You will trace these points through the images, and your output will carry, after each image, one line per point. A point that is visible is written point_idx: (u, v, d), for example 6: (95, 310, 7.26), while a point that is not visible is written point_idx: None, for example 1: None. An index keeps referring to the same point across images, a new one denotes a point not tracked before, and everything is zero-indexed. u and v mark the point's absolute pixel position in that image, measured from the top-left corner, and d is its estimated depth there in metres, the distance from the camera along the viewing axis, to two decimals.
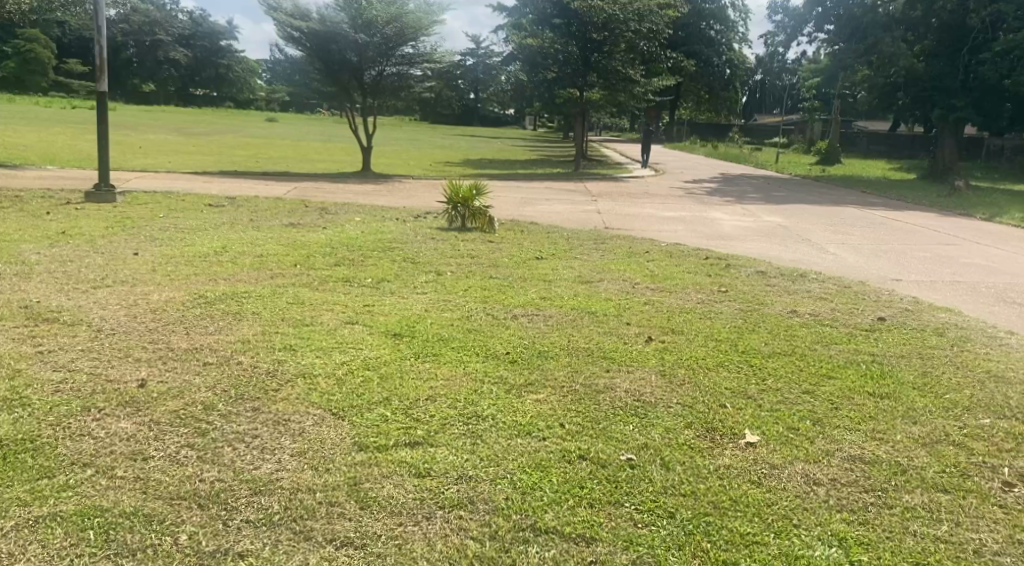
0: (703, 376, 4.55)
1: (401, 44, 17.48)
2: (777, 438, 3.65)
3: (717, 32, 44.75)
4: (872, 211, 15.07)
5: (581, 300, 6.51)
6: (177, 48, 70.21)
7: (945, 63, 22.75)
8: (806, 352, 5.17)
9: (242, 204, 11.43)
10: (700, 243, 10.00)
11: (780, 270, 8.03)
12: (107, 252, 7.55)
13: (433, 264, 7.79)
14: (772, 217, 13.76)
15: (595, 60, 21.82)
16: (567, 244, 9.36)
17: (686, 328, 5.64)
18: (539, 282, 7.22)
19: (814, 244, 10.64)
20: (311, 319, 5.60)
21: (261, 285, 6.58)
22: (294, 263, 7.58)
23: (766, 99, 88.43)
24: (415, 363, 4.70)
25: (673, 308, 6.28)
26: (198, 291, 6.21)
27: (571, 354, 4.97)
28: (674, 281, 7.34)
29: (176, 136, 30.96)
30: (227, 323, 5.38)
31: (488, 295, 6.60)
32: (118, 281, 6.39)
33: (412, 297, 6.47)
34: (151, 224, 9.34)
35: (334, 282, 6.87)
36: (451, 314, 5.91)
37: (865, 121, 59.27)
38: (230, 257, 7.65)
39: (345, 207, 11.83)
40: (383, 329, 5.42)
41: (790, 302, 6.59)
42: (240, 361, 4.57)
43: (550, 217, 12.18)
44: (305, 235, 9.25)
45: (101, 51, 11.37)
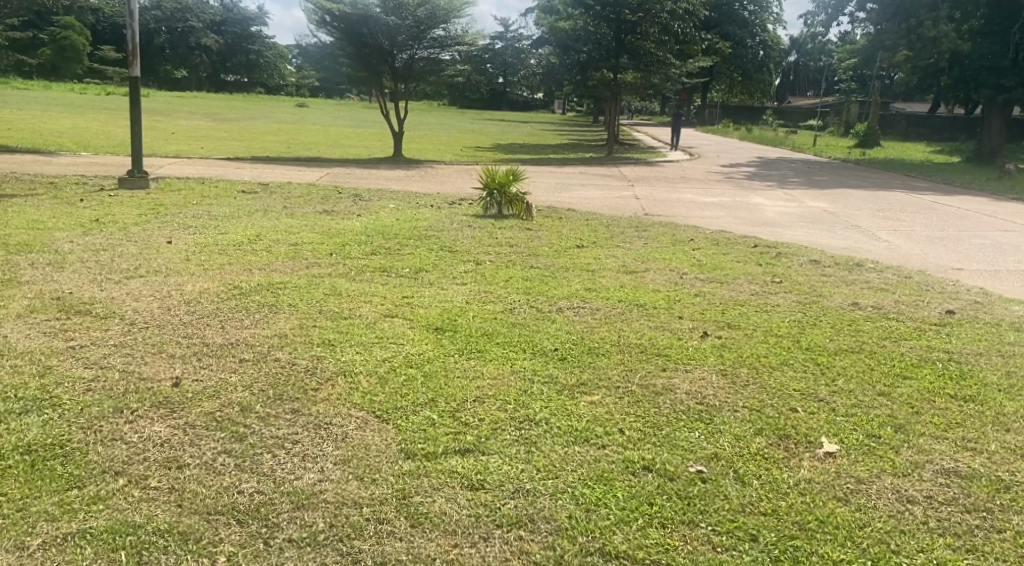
0: (768, 377, 4.27)
1: (432, 27, 17.17)
2: (858, 448, 3.38)
3: (751, 13, 43.93)
4: (920, 196, 14.57)
5: (629, 291, 6.22)
6: (209, 35, 70.67)
7: (994, 41, 21.90)
8: (874, 349, 4.86)
9: (275, 191, 11.28)
10: (746, 230, 9.64)
11: (834, 260, 7.67)
12: (140, 240, 7.38)
13: (471, 253, 7.57)
14: (816, 203, 13.33)
15: (629, 41, 21.34)
16: (608, 231, 9.09)
17: (742, 323, 5.35)
18: (583, 271, 6.95)
19: (864, 230, 10.25)
20: (348, 311, 5.38)
21: (296, 275, 6.37)
22: (330, 251, 7.38)
23: (800, 81, 86.86)
24: (459, 360, 4.45)
25: (727, 300, 5.98)
26: (233, 282, 6.01)
27: (623, 350, 4.70)
28: (725, 271, 7.02)
29: (207, 122, 30.95)
30: (264, 316, 5.18)
31: (529, 285, 6.33)
32: (150, 272, 6.21)
33: (451, 288, 6.23)
34: (184, 211, 9.19)
35: (370, 271, 6.65)
36: (493, 307, 5.66)
37: (903, 103, 58.05)
38: (265, 246, 7.45)
39: (379, 193, 11.63)
40: (424, 323, 5.18)
41: (849, 295, 6.27)
42: (277, 357, 4.36)
43: (586, 203, 11.88)
44: (340, 222, 9.06)
45: (133, 35, 11.20)
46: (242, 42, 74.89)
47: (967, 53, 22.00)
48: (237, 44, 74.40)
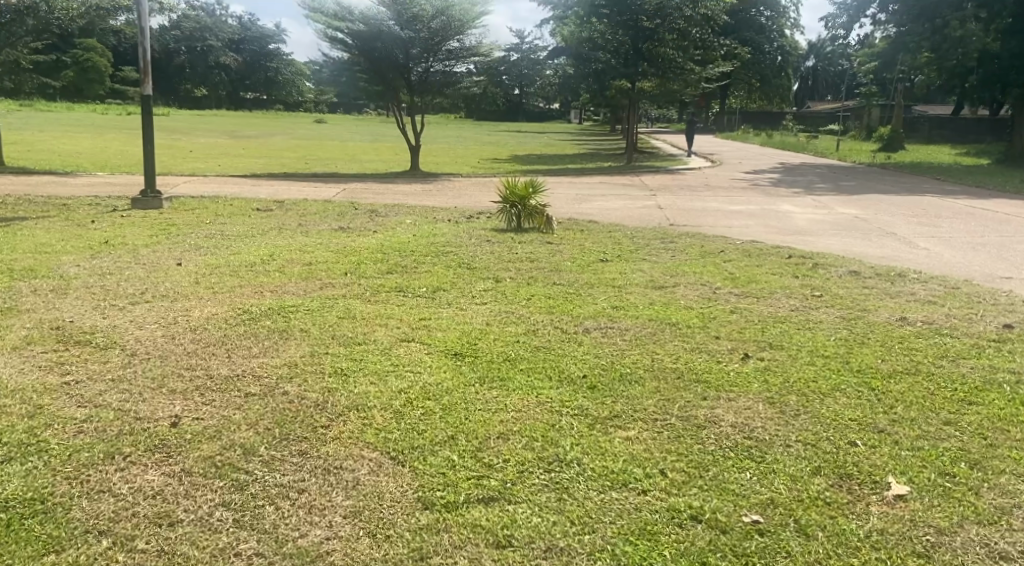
0: (821, 406, 3.91)
1: (447, 38, 16.92)
2: (931, 489, 3.05)
3: (768, 18, 43.47)
4: (955, 200, 14.12)
5: (661, 308, 5.87)
6: (228, 53, 71.30)
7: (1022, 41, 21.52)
8: (932, 370, 4.49)
9: (290, 208, 11.03)
10: (777, 240, 9.26)
11: (875, 270, 7.27)
12: (149, 263, 7.14)
13: (490, 270, 7.24)
14: (846, 209, 12.90)
15: (647, 48, 21.04)
16: (633, 243, 8.73)
17: (786, 344, 4.98)
18: (611, 287, 6.61)
19: (901, 238, 9.85)
20: (362, 336, 5.06)
21: (308, 298, 6.08)
22: (344, 271, 7.08)
23: (819, 85, 86.09)
24: (480, 390, 4.11)
25: (766, 318, 5.63)
26: (243, 307, 5.72)
27: (660, 377, 4.34)
28: (761, 285, 6.67)
29: (224, 139, 31.02)
30: (272, 343, 4.87)
31: (553, 304, 6.00)
32: (156, 297, 5.93)
33: (470, 308, 5.89)
34: (196, 231, 8.95)
35: (386, 291, 6.35)
36: (514, 328, 5.32)
37: (926, 105, 57.29)
38: (277, 266, 7.18)
39: (396, 208, 11.35)
40: (442, 348, 4.84)
41: (896, 308, 5.90)
42: (285, 390, 4.03)
43: (609, 214, 11.55)
44: (355, 239, 8.77)
45: (144, 54, 11.01)
46: (260, 60, 75.41)
47: (996, 53, 21.54)
48: (255, 61, 74.92)
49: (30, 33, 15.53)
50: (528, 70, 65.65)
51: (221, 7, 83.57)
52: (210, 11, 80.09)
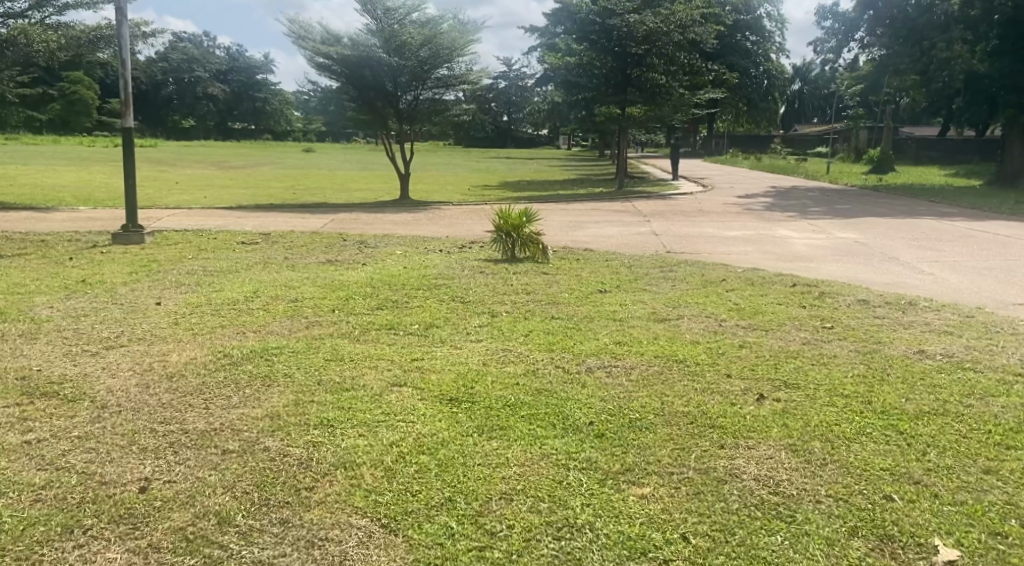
0: (849, 454, 3.62)
1: (436, 66, 16.77)
2: (984, 554, 2.81)
3: (753, 43, 43.63)
4: (952, 222, 13.95)
5: (665, 344, 5.57)
6: (216, 84, 71.42)
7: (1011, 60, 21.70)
8: (960, 410, 4.21)
9: (276, 241, 10.73)
10: (778, 267, 9.03)
11: (885, 299, 7.03)
12: (127, 303, 6.81)
13: (485, 303, 6.95)
14: (844, 233, 12.69)
15: (635, 74, 20.86)
16: (631, 272, 8.48)
17: (802, 383, 4.70)
18: (612, 320, 6.32)
19: (903, 262, 9.65)
20: (350, 381, 4.73)
21: (292, 338, 5.75)
22: (332, 307, 6.77)
23: (805, 109, 86.69)
24: (479, 441, 3.80)
25: (776, 353, 5.36)
26: (224, 350, 5.40)
27: (672, 423, 4.04)
28: (769, 316, 6.41)
29: (211, 170, 30.76)
30: (253, 391, 4.54)
31: (552, 340, 5.70)
32: (132, 340, 5.62)
33: (465, 347, 5.58)
34: (178, 267, 8.65)
35: (375, 329, 6.03)
36: (513, 369, 5.01)
37: (912, 127, 57.66)
38: (262, 303, 6.87)
39: (386, 239, 11.07)
40: (435, 393, 4.52)
41: (911, 341, 5.64)
42: (265, 446, 3.71)
43: (603, 241, 11.28)
44: (343, 273, 8.49)
45: (125, 85, 10.72)
46: (249, 90, 75.43)
47: (985, 74, 21.60)
48: (244, 92, 74.92)
49: (14, 66, 15.32)
50: None
51: (209, 39, 83.68)
52: (198, 43, 80.19)
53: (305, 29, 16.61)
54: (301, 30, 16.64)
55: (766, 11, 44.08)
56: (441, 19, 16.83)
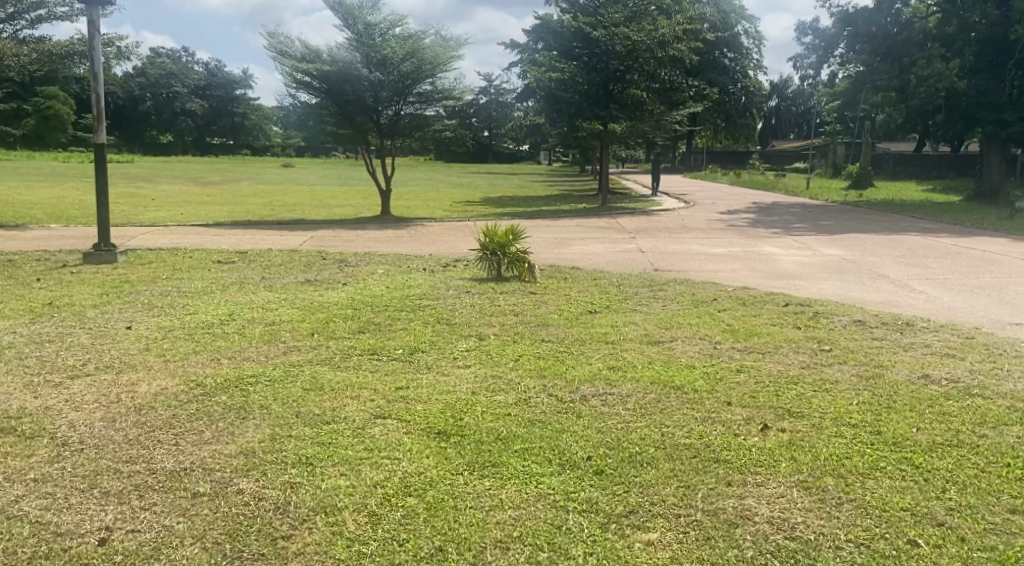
0: (865, 492, 3.43)
1: (418, 82, 16.60)
2: None
3: (732, 59, 43.61)
4: (937, 239, 13.91)
5: (661, 369, 5.34)
6: (194, 100, 70.83)
7: (988, 77, 21.88)
8: (975, 442, 4.00)
9: (254, 260, 10.44)
10: (768, 286, 8.86)
11: (882, 319, 6.87)
12: (95, 327, 6.50)
13: (472, 326, 6.70)
14: (831, 250, 12.56)
15: (617, 91, 20.82)
16: (621, 292, 8.27)
17: (806, 412, 4.49)
18: (605, 344, 6.09)
19: (894, 280, 9.52)
20: (330, 414, 4.46)
21: (268, 366, 5.46)
22: (311, 331, 6.49)
23: (783, 125, 87.36)
24: (470, 479, 3.56)
25: (777, 379, 5.14)
26: (196, 379, 5.11)
27: (674, 457, 3.81)
28: (765, 338, 6.20)
29: (187, 186, 30.32)
30: (227, 426, 4.27)
31: (543, 366, 5.44)
32: (100, 368, 5.31)
33: (453, 374, 5.31)
34: (152, 288, 8.35)
35: (358, 355, 5.76)
36: (504, 398, 4.75)
37: (889, 143, 58.22)
38: (237, 327, 6.59)
39: (367, 257, 10.80)
40: (422, 426, 4.25)
41: (913, 365, 5.45)
42: (239, 488, 3.44)
43: (590, 259, 11.07)
44: (324, 293, 8.22)
45: (97, 100, 10.38)
46: (227, 106, 74.85)
47: (963, 91, 21.76)
48: (223, 108, 74.32)
49: None
50: (497, 114, 65.70)
51: (187, 54, 83.03)
52: (176, 58, 79.49)
53: (284, 44, 16.32)
54: (280, 45, 16.35)
55: (744, 28, 44.36)
56: (422, 35, 16.68)
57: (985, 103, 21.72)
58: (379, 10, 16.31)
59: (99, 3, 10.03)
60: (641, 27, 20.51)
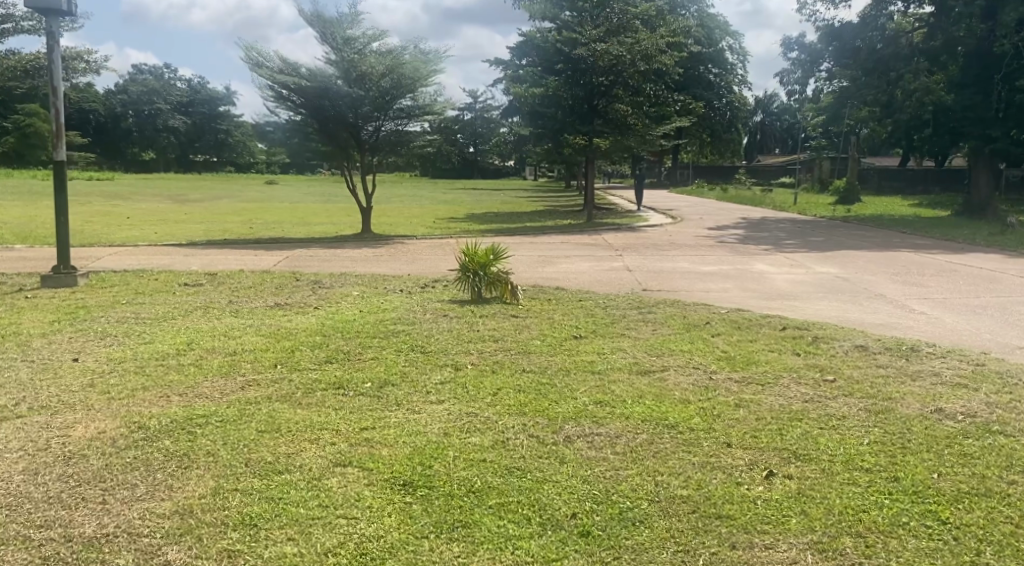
0: (888, 557, 3.05)
1: (398, 97, 16.15)
2: None
3: (717, 75, 43.16)
4: (932, 255, 13.57)
5: (653, 405, 4.88)
6: (177, 116, 70.02)
7: (976, 91, 21.66)
8: (1004, 489, 3.58)
9: (223, 282, 9.94)
10: (762, 307, 8.45)
11: (885, 344, 6.46)
12: (39, 359, 5.99)
13: (448, 354, 6.22)
14: (824, 268, 12.18)
15: (601, 106, 20.63)
16: (608, 315, 7.83)
17: (815, 454, 4.06)
18: (591, 374, 5.62)
19: (892, 301, 9.13)
20: (285, 462, 4.01)
21: (222, 405, 4.96)
22: (274, 362, 6.00)
23: (768, 141, 87.45)
24: (437, 547, 3.15)
25: (779, 415, 4.69)
26: (139, 421, 4.61)
27: (670, 513, 3.39)
28: (763, 368, 5.75)
29: (166, 204, 29.71)
30: (166, 478, 3.80)
31: (523, 401, 4.97)
32: (34, 410, 4.80)
33: (426, 412, 4.83)
34: (109, 314, 7.84)
35: (322, 390, 5.26)
36: (480, 439, 4.30)
37: (873, 159, 58.30)
38: (193, 358, 6.08)
39: (342, 278, 10.32)
40: (385, 476, 3.80)
41: (924, 398, 5.01)
42: (167, 561, 3.10)
43: (575, 279, 10.65)
44: (293, 318, 7.74)
45: (56, 115, 9.81)
46: (211, 122, 74.14)
47: (950, 105, 21.72)
48: (206, 124, 73.57)
49: None
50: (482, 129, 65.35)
51: (169, 71, 82.26)
52: (159, 76, 78.80)
53: (261, 59, 15.83)
54: (257, 59, 15.86)
55: (728, 44, 44.24)
56: (403, 50, 16.30)
57: (971, 118, 21.63)
58: (360, 24, 16.04)
59: (57, 14, 9.50)
60: (623, 40, 20.01)
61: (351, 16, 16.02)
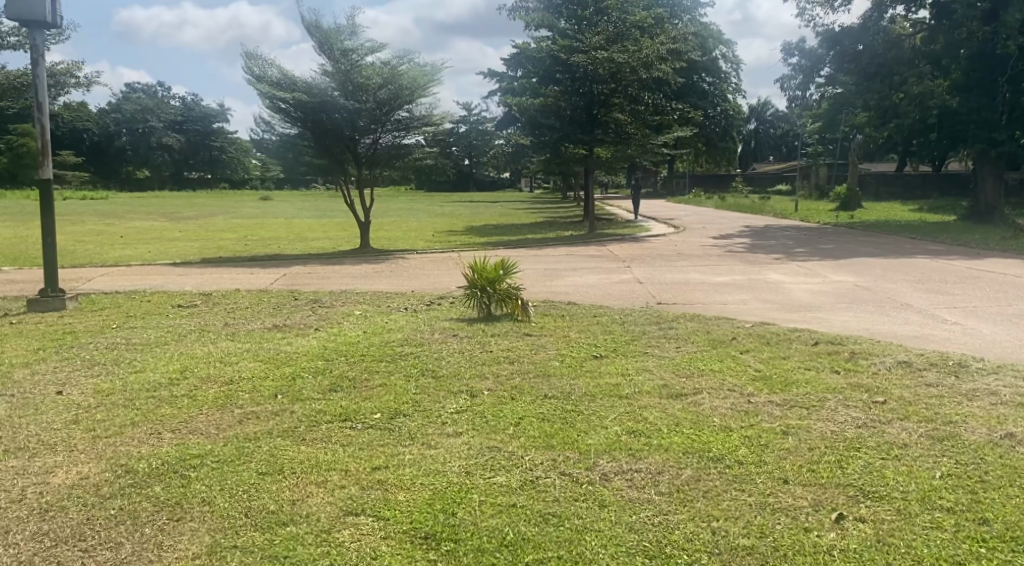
0: None
1: (396, 109, 15.73)
2: None
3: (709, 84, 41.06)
4: (948, 262, 13.17)
5: (692, 434, 4.42)
6: (171, 134, 69.55)
7: (981, 94, 21.23)
8: None
9: (219, 303, 9.49)
10: (788, 320, 8.01)
11: (929, 360, 6.02)
12: (18, 393, 5.54)
13: (461, 379, 5.75)
14: (840, 276, 11.75)
15: (601, 115, 20.12)
16: (627, 331, 7.39)
17: (884, 491, 3.63)
18: (618, 400, 5.17)
19: (921, 311, 8.68)
20: (291, 509, 3.58)
21: (217, 442, 4.50)
22: (273, 391, 5.54)
23: (762, 149, 87.21)
24: None
25: (834, 444, 4.25)
26: (125, 463, 4.14)
27: None
28: (804, 389, 5.31)
29: (160, 222, 29.20)
30: (156, 534, 3.38)
31: (550, 432, 4.52)
32: (9, 453, 4.34)
33: (443, 447, 4.37)
34: (98, 340, 7.39)
35: (327, 424, 4.80)
36: (508, 478, 3.86)
37: (870, 165, 58.02)
38: (187, 389, 5.61)
39: (342, 296, 9.87)
40: (404, 527, 3.38)
41: (989, 421, 4.57)
42: None
43: (585, 293, 10.21)
44: (293, 341, 7.29)
45: (41, 131, 9.35)
46: (204, 139, 73.58)
47: (956, 109, 21.14)
48: (200, 141, 73.15)
49: None
50: (477, 141, 65.00)
51: (163, 89, 81.96)
52: (152, 93, 78.45)
53: (256, 72, 15.39)
54: (252, 72, 15.42)
55: (723, 52, 43.95)
56: (401, 61, 15.90)
57: (977, 121, 21.16)
58: (357, 35, 15.63)
59: (41, 26, 9.05)
60: (624, 48, 19.59)
61: (347, 27, 15.62)
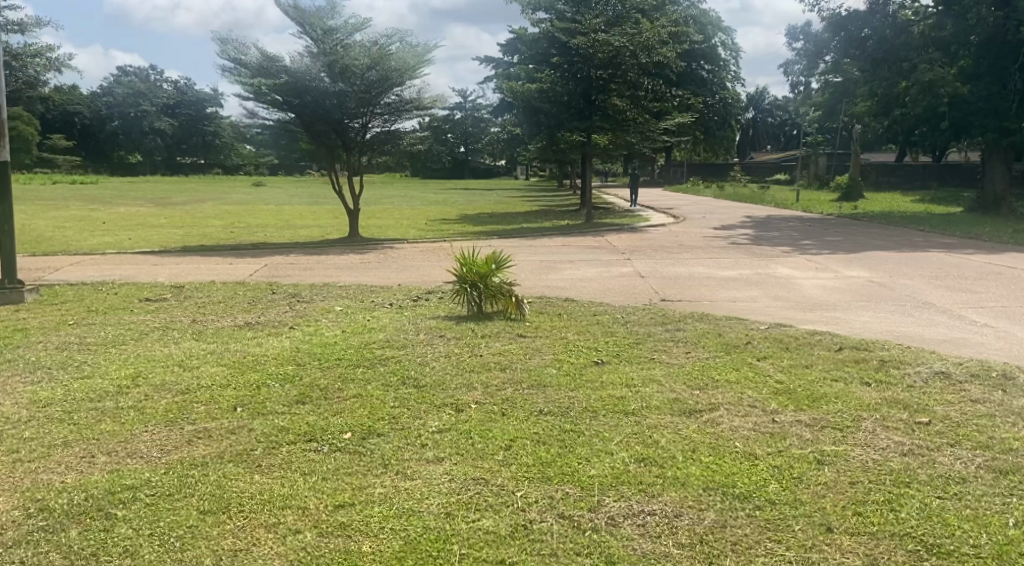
0: None
1: (385, 91, 15.01)
2: None
3: (710, 72, 40.07)
4: (964, 257, 12.51)
5: (712, 463, 3.79)
6: (164, 118, 68.67)
7: (991, 82, 20.59)
8: None
9: (191, 296, 8.82)
10: (804, 322, 7.38)
11: (970, 371, 5.38)
12: None
13: (446, 390, 5.08)
14: (854, 272, 11.09)
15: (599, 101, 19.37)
16: (630, 333, 6.73)
17: (951, 545, 3.03)
18: (625, 417, 4.52)
19: (946, 311, 8.02)
20: None
21: (157, 469, 3.85)
22: (235, 403, 4.88)
23: (760, 138, 86.32)
24: None
25: (879, 478, 3.61)
26: (43, 498, 3.50)
27: None
28: (836, 406, 4.66)
29: (146, 208, 28.42)
30: None
31: (546, 459, 3.88)
32: None
33: (422, 477, 3.72)
34: (50, 339, 6.73)
35: (289, 446, 4.15)
36: (497, 522, 3.22)
37: (869, 156, 57.32)
38: (135, 400, 4.95)
39: (324, 291, 9.19)
40: None
41: None
42: None
43: (584, 288, 9.56)
44: (265, 341, 6.62)
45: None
46: (197, 124, 72.61)
47: (965, 97, 20.45)
48: (192, 125, 72.37)
49: None
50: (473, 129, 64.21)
51: (156, 72, 80.96)
52: (145, 77, 77.58)
53: (238, 51, 14.66)
54: (234, 51, 14.69)
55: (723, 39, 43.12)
56: (390, 41, 15.17)
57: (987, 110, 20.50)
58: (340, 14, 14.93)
59: None
60: (624, 30, 18.80)
61: (331, 6, 14.91)
